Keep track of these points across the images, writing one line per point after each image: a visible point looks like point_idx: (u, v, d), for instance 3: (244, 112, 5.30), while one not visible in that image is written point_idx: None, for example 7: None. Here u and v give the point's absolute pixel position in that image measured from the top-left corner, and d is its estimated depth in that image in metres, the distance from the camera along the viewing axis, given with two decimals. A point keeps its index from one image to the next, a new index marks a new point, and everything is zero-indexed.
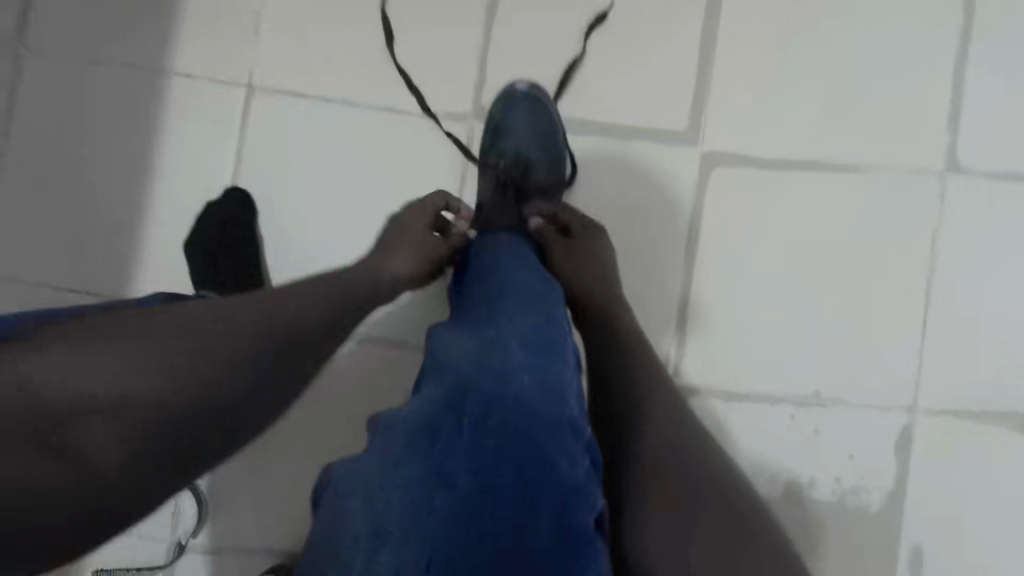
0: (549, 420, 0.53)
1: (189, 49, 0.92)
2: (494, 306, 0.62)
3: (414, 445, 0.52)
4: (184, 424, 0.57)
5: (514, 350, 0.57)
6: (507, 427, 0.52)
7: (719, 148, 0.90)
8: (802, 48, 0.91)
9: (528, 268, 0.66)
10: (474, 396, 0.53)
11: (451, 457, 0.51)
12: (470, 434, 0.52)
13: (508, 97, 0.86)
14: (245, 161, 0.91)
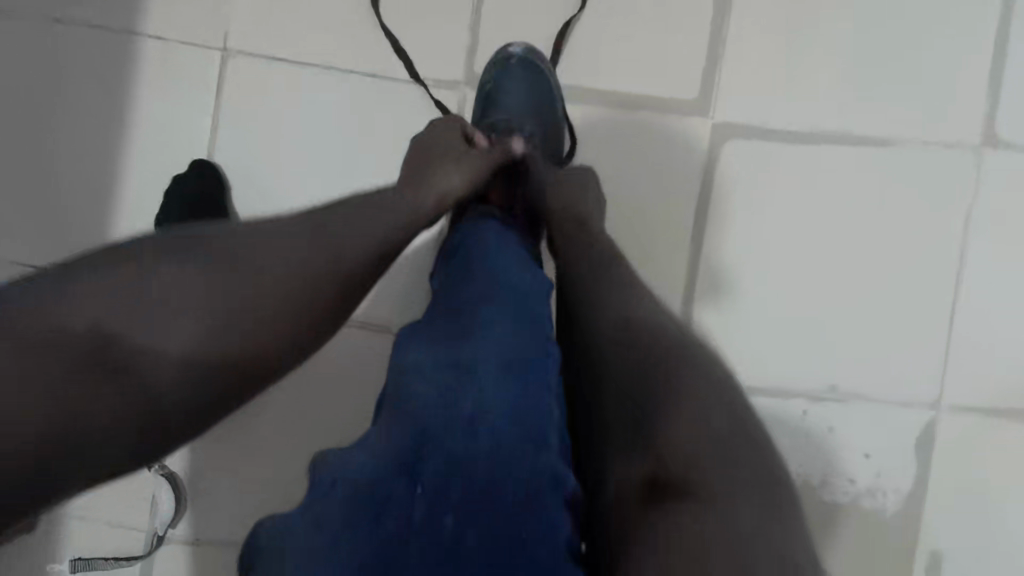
0: (519, 483, 0.45)
1: (161, 8, 0.85)
2: (471, 318, 0.53)
3: (356, 506, 0.45)
4: (198, 388, 0.45)
5: (487, 385, 0.49)
6: (465, 497, 0.45)
7: (732, 120, 0.83)
8: (827, 8, 0.82)
9: (518, 271, 0.58)
10: (432, 451, 0.46)
11: (393, 536, 0.44)
12: (421, 504, 0.45)
13: (502, 61, 0.80)
14: (220, 131, 0.85)
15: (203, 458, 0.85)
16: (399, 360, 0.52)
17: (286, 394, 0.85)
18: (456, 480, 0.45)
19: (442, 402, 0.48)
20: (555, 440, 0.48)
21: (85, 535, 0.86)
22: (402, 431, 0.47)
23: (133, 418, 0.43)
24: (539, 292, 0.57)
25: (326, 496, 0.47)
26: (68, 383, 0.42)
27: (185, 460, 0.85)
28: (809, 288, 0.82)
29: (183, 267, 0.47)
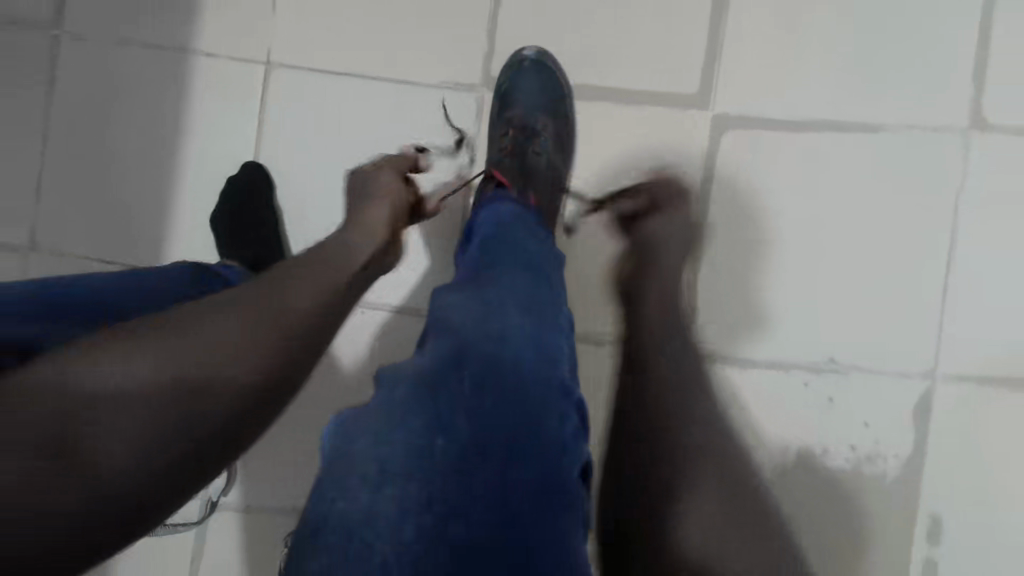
0: (543, 379, 0.54)
1: (211, 27, 0.95)
2: (496, 266, 0.62)
3: (419, 389, 0.51)
4: (172, 464, 0.43)
5: (513, 307, 0.58)
6: (504, 380, 0.52)
7: (731, 112, 0.89)
8: (818, 4, 0.88)
9: (534, 235, 0.67)
10: (477, 348, 0.54)
11: (454, 402, 0.51)
12: (470, 386, 0.52)
13: (516, 63, 0.88)
14: (265, 135, 0.95)
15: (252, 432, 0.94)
16: (435, 300, 0.59)
17: (324, 372, 0.93)
18: (497, 367, 0.53)
19: (479, 314, 0.56)
20: (565, 359, 0.58)
21: None
22: (442, 350, 0.54)
23: (112, 503, 0.42)
24: (551, 255, 0.67)
25: (393, 390, 0.52)
26: (47, 471, 0.41)
27: None
28: (807, 267, 0.87)
29: (137, 351, 0.45)
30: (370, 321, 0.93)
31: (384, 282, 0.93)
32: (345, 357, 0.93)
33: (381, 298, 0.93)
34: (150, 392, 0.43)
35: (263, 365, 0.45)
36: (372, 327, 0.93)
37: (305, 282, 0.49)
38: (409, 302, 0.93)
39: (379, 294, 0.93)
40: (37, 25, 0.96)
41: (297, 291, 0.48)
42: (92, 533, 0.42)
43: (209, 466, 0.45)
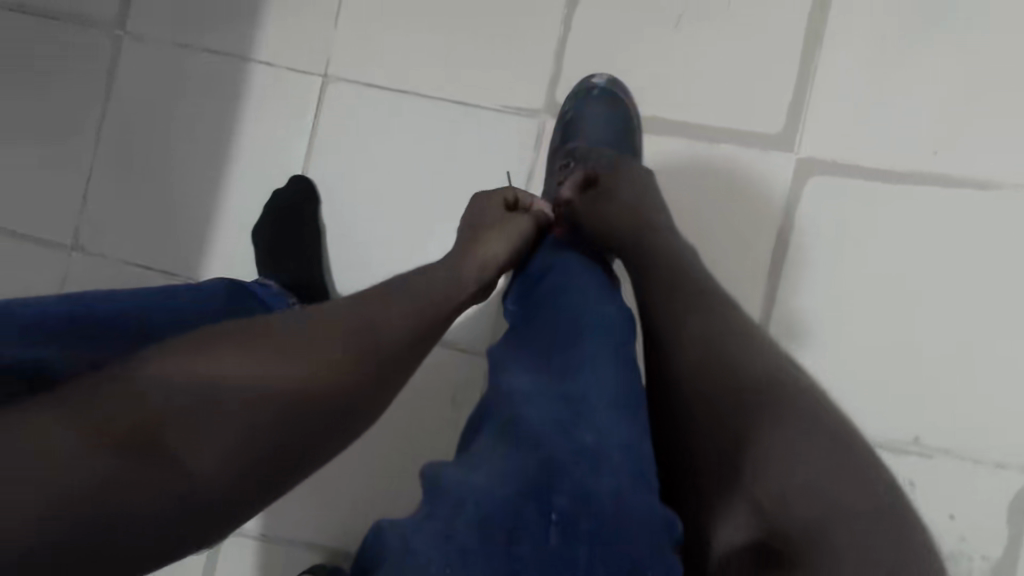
0: (642, 524, 0.44)
1: (271, 36, 0.93)
2: (574, 353, 0.54)
3: (483, 534, 0.43)
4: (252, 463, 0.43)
5: (601, 417, 0.49)
6: (596, 527, 0.43)
7: (818, 157, 0.81)
8: (925, 44, 0.80)
9: (613, 305, 0.59)
10: (563, 481, 0.45)
11: (532, 562, 0.42)
12: (557, 537, 0.43)
13: (585, 91, 0.82)
14: (316, 151, 0.91)
15: None
16: (499, 393, 0.53)
17: None
18: (587, 505, 0.44)
19: (560, 431, 0.48)
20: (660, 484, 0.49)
21: None
22: (514, 464, 0.46)
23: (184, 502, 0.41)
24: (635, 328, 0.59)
25: (454, 522, 0.44)
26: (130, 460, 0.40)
27: None
28: (892, 333, 0.79)
29: (231, 355, 0.46)
30: None
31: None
32: None
33: None
34: (253, 396, 0.44)
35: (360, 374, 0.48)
36: None
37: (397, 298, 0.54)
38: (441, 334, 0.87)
39: None
40: (100, 25, 0.96)
41: (388, 310, 0.52)
42: (155, 534, 0.40)
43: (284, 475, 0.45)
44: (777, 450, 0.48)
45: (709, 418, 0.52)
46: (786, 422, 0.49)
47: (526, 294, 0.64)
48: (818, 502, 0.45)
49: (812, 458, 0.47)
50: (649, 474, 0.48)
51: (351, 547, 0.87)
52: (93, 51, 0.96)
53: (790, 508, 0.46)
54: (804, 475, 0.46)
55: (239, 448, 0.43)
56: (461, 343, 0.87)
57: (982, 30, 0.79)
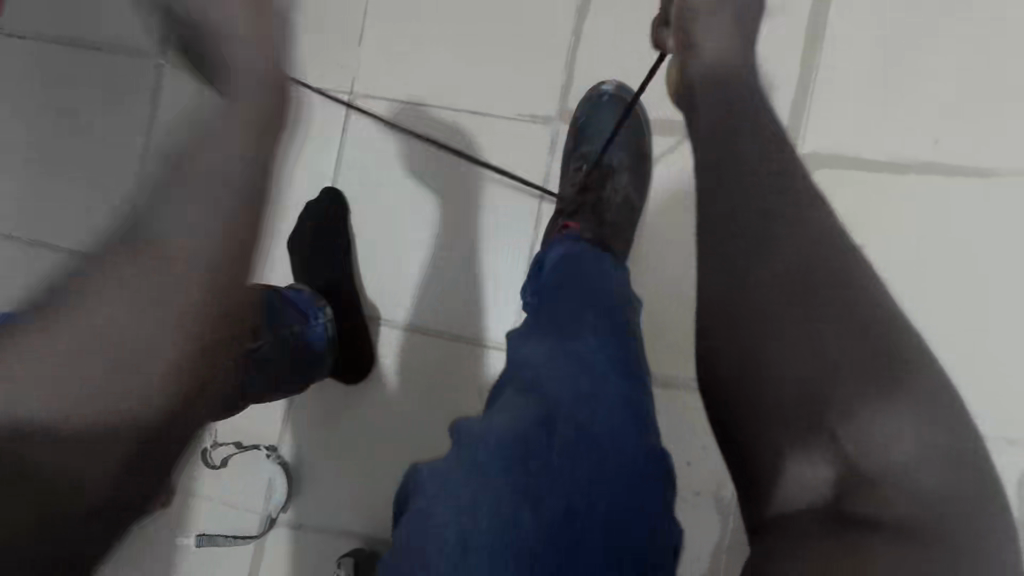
0: (635, 457, 0.49)
1: (301, 59, 0.99)
2: (574, 321, 0.59)
3: (498, 463, 0.47)
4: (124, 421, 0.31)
5: (594, 368, 0.54)
6: (593, 455, 0.48)
7: (822, 150, 0.84)
8: (922, 38, 0.83)
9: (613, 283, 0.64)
10: (563, 416, 0.50)
11: (542, 483, 0.46)
12: (558, 456, 0.47)
13: (595, 97, 0.87)
14: (343, 162, 0.97)
15: (313, 452, 0.95)
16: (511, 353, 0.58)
17: (388, 398, 0.93)
18: (585, 437, 0.49)
19: (565, 380, 0.52)
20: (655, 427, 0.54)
21: (210, 513, 0.97)
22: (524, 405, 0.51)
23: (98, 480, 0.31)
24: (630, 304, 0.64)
25: (475, 458, 0.47)
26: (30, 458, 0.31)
27: (299, 454, 0.95)
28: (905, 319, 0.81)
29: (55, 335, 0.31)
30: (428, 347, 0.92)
31: (436, 310, 0.92)
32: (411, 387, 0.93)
33: (438, 323, 0.92)
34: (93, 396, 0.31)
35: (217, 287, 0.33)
36: (432, 356, 0.92)
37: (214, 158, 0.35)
38: (463, 329, 0.91)
39: (438, 321, 0.92)
40: (144, 54, 1.03)
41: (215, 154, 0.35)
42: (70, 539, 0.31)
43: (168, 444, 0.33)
44: (851, 392, 0.43)
45: (772, 354, 0.44)
46: (859, 363, 0.43)
47: (535, 274, 0.69)
48: (906, 458, 0.41)
49: (876, 409, 0.42)
50: (642, 418, 0.52)
51: (386, 534, 0.92)
52: (137, 78, 1.03)
53: (878, 488, 0.42)
54: (881, 426, 0.42)
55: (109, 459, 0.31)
56: (485, 340, 0.90)
57: (982, 24, 0.82)
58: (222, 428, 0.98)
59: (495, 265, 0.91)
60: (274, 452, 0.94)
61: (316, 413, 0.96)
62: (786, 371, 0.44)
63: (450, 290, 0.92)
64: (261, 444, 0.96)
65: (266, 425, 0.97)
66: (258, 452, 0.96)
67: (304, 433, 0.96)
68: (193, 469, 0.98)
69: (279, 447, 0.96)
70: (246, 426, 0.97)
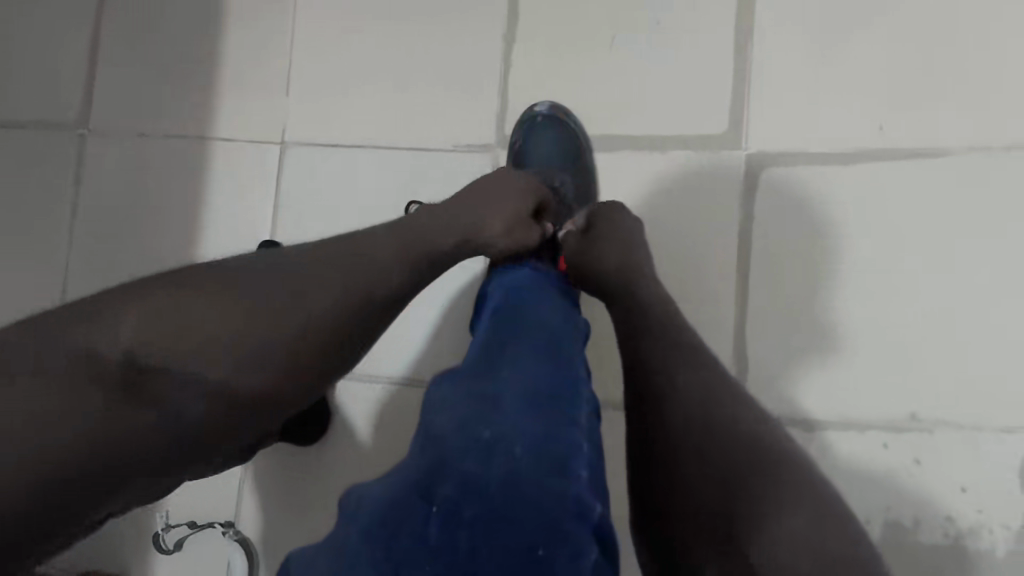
0: (535, 506, 0.45)
1: (229, 114, 0.96)
2: (488, 360, 0.54)
3: (374, 530, 0.45)
4: (222, 393, 0.49)
5: (503, 409, 0.49)
6: (482, 516, 0.44)
7: (767, 150, 0.82)
8: (851, 28, 0.82)
9: (542, 310, 0.59)
10: (450, 474, 0.46)
11: (414, 555, 0.44)
12: (437, 530, 0.44)
13: (529, 120, 0.84)
14: (281, 213, 0.93)
15: (275, 523, 0.88)
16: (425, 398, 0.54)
17: (353, 457, 0.88)
18: (470, 498, 0.45)
19: (461, 429, 0.48)
20: (583, 469, 0.48)
21: None
22: (417, 463, 0.48)
23: (113, 443, 0.45)
24: (571, 336, 0.58)
25: (360, 523, 0.46)
26: (65, 418, 0.44)
27: (259, 526, 0.89)
28: (874, 312, 0.79)
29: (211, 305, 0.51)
30: (393, 396, 0.88)
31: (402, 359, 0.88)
32: (377, 441, 0.88)
33: (399, 371, 0.88)
34: (130, 444, 0.46)
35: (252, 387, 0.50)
36: (397, 406, 0.88)
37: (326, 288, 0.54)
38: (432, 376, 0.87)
39: (399, 370, 0.88)
40: (65, 126, 0.99)
41: (386, 254, 0.58)
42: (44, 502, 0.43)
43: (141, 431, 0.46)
44: (767, 504, 0.47)
45: (685, 475, 0.51)
46: (752, 468, 0.49)
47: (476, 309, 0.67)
48: (797, 537, 0.45)
49: (796, 525, 0.45)
50: (563, 458, 0.47)
51: None
52: (61, 151, 0.99)
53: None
54: (802, 532, 0.45)
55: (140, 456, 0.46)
56: None
57: (906, 9, 0.81)
58: (174, 509, 0.91)
59: (454, 304, 0.88)
60: (229, 529, 0.85)
61: (275, 481, 0.89)
62: (709, 479, 0.49)
63: (408, 336, 0.89)
64: (217, 521, 0.89)
65: (221, 499, 0.90)
66: (214, 529, 0.89)
67: (265, 504, 0.89)
68: (145, 557, 0.91)
69: (237, 521, 0.89)
70: (199, 503, 0.90)
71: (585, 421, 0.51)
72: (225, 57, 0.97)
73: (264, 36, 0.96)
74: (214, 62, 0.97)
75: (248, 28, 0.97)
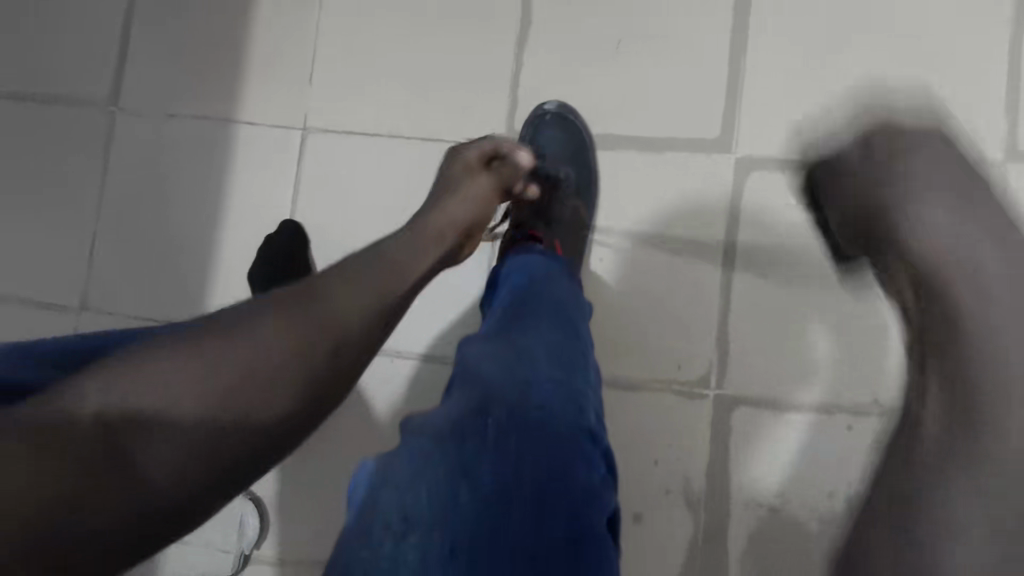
0: (566, 426, 0.54)
1: (254, 99, 1.02)
2: (517, 317, 0.62)
3: (440, 441, 0.49)
4: (236, 415, 0.42)
5: (537, 354, 0.57)
6: (528, 435, 0.51)
7: (755, 155, 0.89)
8: (836, 46, 0.90)
9: (559, 282, 0.69)
10: (499, 399, 0.52)
11: (475, 459, 0.49)
12: (494, 437, 0.50)
13: (539, 117, 0.91)
14: (301, 195, 0.99)
15: (287, 484, 0.95)
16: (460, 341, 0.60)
17: (364, 425, 0.94)
18: (519, 427, 0.51)
19: (504, 364, 0.54)
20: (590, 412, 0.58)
21: (180, 558, 0.96)
22: (464, 389, 0.53)
23: (120, 490, 0.39)
24: (578, 308, 0.68)
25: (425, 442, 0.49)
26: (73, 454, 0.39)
27: (272, 486, 0.95)
28: (848, 306, 0.86)
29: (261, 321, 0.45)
30: (405, 370, 0.94)
31: (416, 334, 0.95)
32: (386, 408, 0.94)
33: (411, 347, 0.95)
34: (140, 485, 0.39)
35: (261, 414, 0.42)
36: (409, 379, 0.94)
37: (371, 275, 0.49)
38: (441, 352, 0.94)
39: (412, 345, 0.95)
40: (96, 104, 1.05)
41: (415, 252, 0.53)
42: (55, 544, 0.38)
43: (143, 436, 0.41)
44: None
45: None
46: None
47: (491, 284, 0.75)
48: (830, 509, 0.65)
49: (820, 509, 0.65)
50: (580, 397, 0.57)
51: None
52: (92, 126, 1.04)
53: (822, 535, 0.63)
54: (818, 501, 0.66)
55: (147, 501, 0.40)
56: None
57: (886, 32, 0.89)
58: None
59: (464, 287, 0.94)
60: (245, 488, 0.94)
61: None
62: None
63: (422, 314, 0.95)
64: None
65: None
66: None
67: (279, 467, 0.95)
68: None
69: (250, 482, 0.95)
70: None
71: (590, 378, 0.62)
72: (252, 45, 1.03)
73: (290, 28, 1.02)
74: (242, 50, 1.03)
75: (275, 20, 1.02)
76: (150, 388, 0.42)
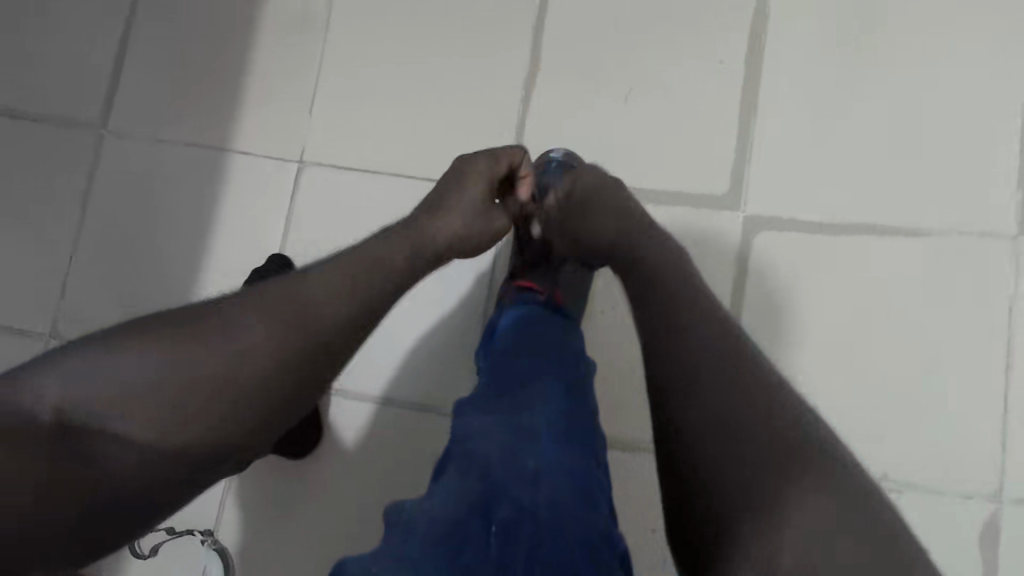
0: (579, 526, 0.49)
1: (250, 129, 0.99)
2: (523, 394, 0.59)
3: (431, 543, 0.48)
4: (223, 407, 0.49)
5: (545, 446, 0.54)
6: (535, 541, 0.48)
7: (763, 214, 0.87)
8: (847, 109, 0.89)
9: (564, 348, 0.65)
10: (503, 499, 0.49)
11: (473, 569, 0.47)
12: (497, 545, 0.47)
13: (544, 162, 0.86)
14: (293, 230, 0.96)
15: (256, 535, 0.89)
16: (461, 419, 0.57)
17: (343, 476, 0.89)
18: (525, 529, 0.48)
19: (509, 455, 0.52)
20: (604, 506, 0.53)
21: None
22: (466, 487, 0.51)
23: (123, 470, 0.46)
24: (585, 378, 0.64)
25: (412, 543, 0.48)
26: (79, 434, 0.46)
27: (240, 536, 0.89)
28: (857, 375, 0.83)
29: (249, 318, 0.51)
30: (368, 415, 0.89)
31: (369, 372, 0.90)
32: (369, 459, 0.89)
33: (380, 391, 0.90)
34: (136, 466, 0.46)
35: (247, 407, 0.49)
36: (383, 427, 0.89)
37: (345, 277, 0.55)
38: (395, 394, 0.89)
39: (386, 390, 0.90)
40: (85, 124, 1.01)
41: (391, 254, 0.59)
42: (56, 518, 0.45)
43: (133, 422, 0.47)
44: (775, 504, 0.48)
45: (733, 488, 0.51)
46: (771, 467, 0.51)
47: (489, 332, 0.72)
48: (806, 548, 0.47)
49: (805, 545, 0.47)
50: (591, 490, 0.53)
51: None
52: (78, 147, 1.00)
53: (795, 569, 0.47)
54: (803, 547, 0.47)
55: (145, 478, 0.47)
56: (440, 411, 0.88)
57: (898, 96, 0.88)
58: None
59: (444, 331, 0.90)
60: (210, 537, 0.86)
61: (260, 492, 0.89)
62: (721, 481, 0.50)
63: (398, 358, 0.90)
64: (196, 529, 0.89)
65: (199, 506, 0.90)
66: (192, 537, 0.88)
67: (249, 516, 0.89)
68: (118, 560, 0.90)
69: (216, 532, 0.89)
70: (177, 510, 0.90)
71: (601, 462, 0.58)
72: (252, 74, 1.00)
73: (292, 59, 0.99)
74: (241, 78, 1.00)
75: (278, 49, 1.00)
76: (138, 378, 0.48)
